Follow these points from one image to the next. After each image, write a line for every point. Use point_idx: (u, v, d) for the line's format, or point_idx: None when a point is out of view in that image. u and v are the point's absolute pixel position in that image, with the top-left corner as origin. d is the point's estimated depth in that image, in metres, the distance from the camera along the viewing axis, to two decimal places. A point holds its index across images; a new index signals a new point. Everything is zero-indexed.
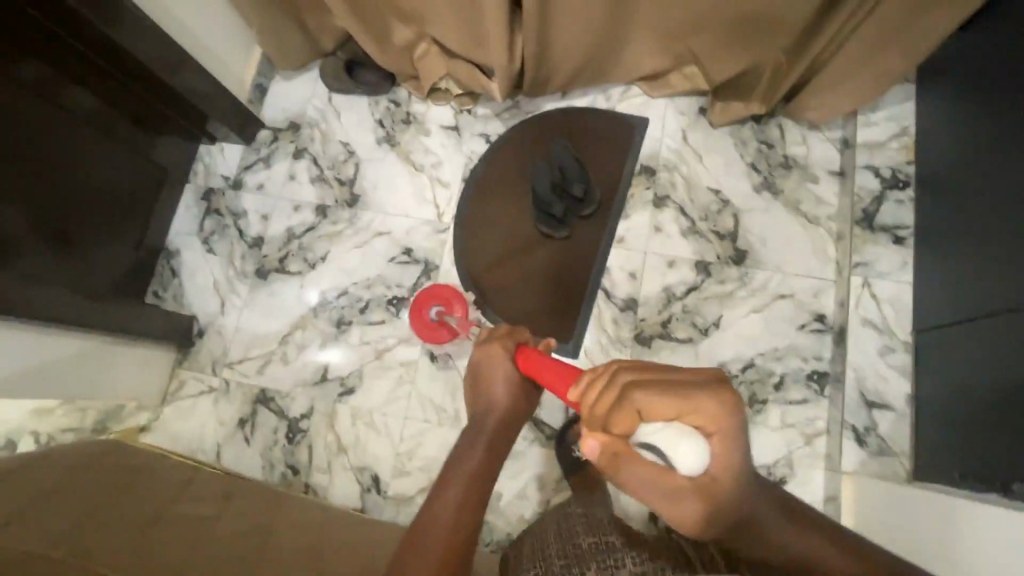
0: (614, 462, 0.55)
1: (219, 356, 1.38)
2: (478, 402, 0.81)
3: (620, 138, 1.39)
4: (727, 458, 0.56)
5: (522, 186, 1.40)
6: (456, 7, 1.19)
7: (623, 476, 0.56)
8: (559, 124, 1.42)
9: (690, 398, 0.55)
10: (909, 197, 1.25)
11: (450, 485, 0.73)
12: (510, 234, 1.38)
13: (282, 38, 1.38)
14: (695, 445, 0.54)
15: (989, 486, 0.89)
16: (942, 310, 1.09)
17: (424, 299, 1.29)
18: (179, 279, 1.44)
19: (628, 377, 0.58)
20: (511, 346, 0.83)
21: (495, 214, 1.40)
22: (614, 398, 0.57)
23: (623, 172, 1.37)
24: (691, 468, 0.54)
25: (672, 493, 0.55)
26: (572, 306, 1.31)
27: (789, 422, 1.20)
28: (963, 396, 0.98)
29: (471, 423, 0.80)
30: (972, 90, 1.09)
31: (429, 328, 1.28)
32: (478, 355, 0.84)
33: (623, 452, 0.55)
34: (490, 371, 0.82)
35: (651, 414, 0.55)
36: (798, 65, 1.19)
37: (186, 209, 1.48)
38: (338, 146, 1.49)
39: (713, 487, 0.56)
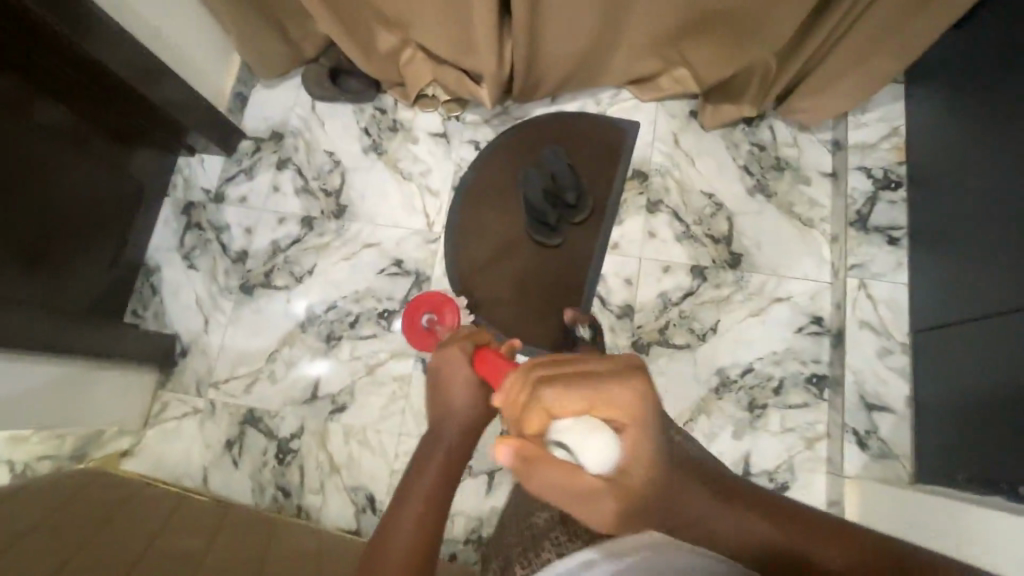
0: (524, 467, 0.45)
1: (204, 376, 1.33)
2: (437, 407, 0.77)
3: (607, 139, 1.35)
4: (643, 450, 0.47)
5: (513, 193, 1.36)
6: (443, 13, 1.16)
7: (533, 484, 0.46)
8: (545, 128, 1.38)
9: (599, 386, 0.47)
10: (901, 198, 1.25)
11: (409, 501, 0.65)
12: (503, 242, 1.34)
13: (263, 46, 1.34)
14: (604, 439, 0.45)
15: (993, 488, 0.89)
16: (938, 310, 1.09)
17: (418, 305, 1.18)
18: (159, 297, 1.38)
19: (542, 372, 0.51)
20: (469, 349, 0.79)
21: (486, 221, 1.36)
22: (525, 396, 0.50)
23: (614, 174, 1.33)
24: (602, 463, 0.45)
25: (584, 497, 0.45)
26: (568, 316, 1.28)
27: (789, 426, 1.19)
28: (964, 398, 0.98)
29: (428, 433, 0.74)
30: (962, 91, 1.10)
31: (420, 335, 1.18)
32: (437, 359, 0.80)
33: (536, 456, 0.45)
34: (447, 375, 0.78)
35: (562, 410, 0.47)
36: (789, 67, 1.19)
37: (165, 224, 1.42)
38: (323, 155, 1.45)
39: (629, 483, 0.47)
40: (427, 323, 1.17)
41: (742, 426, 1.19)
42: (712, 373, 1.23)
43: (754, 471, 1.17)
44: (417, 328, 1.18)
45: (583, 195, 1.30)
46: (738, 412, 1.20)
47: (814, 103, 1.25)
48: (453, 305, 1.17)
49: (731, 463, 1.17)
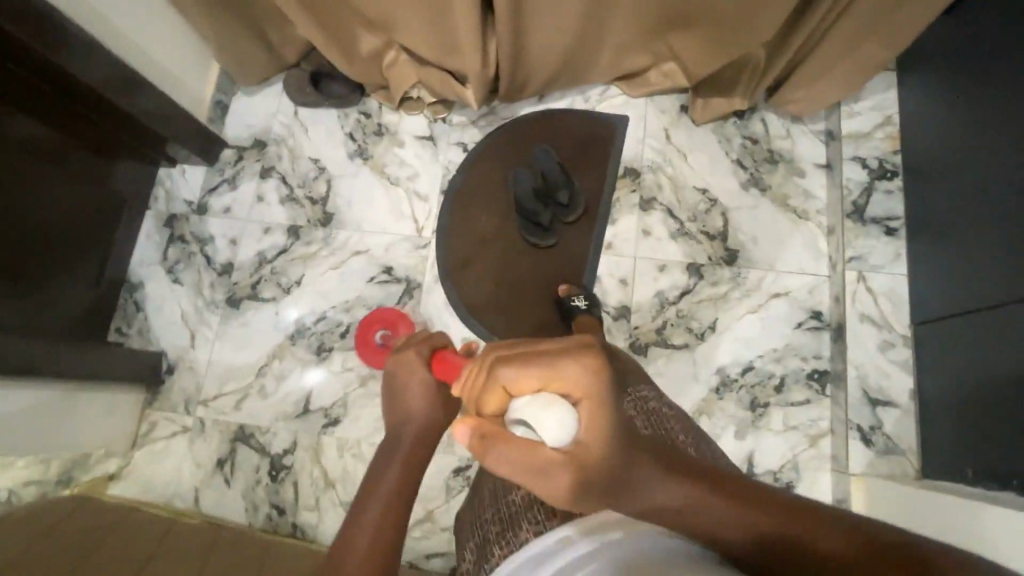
0: (482, 446, 0.44)
1: (192, 394, 1.30)
2: (395, 413, 0.77)
3: (593, 139, 1.35)
4: (600, 424, 0.45)
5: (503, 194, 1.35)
6: (424, 13, 1.12)
7: (490, 464, 0.44)
8: (532, 128, 1.37)
9: (552, 361, 0.45)
10: (897, 187, 1.23)
11: (369, 506, 0.66)
12: (498, 244, 1.33)
13: (241, 53, 1.31)
14: (558, 413, 0.43)
15: (1003, 483, 0.87)
16: (939, 302, 1.07)
17: (372, 323, 1.28)
18: (144, 313, 1.35)
19: (499, 352, 0.49)
20: (424, 354, 0.78)
21: (479, 223, 1.34)
22: (481, 377, 0.48)
23: (604, 174, 1.33)
24: (559, 437, 0.43)
25: (541, 472, 0.44)
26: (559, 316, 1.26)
27: (792, 424, 1.16)
28: (969, 391, 0.96)
29: (387, 439, 0.75)
30: (956, 79, 1.08)
31: (376, 352, 1.26)
32: (394, 364, 0.80)
33: (493, 434, 0.44)
34: (404, 382, 0.78)
35: (518, 388, 0.45)
36: (781, 58, 1.16)
37: (148, 238, 1.39)
38: (308, 162, 1.42)
39: (584, 455, 0.44)
40: (381, 339, 1.26)
41: (744, 425, 1.17)
42: (712, 372, 1.20)
43: (758, 471, 1.15)
44: (371, 344, 1.26)
45: (575, 194, 1.30)
46: (739, 412, 1.18)
47: (806, 94, 1.23)
48: (406, 321, 1.28)
49: (735, 463, 1.15)
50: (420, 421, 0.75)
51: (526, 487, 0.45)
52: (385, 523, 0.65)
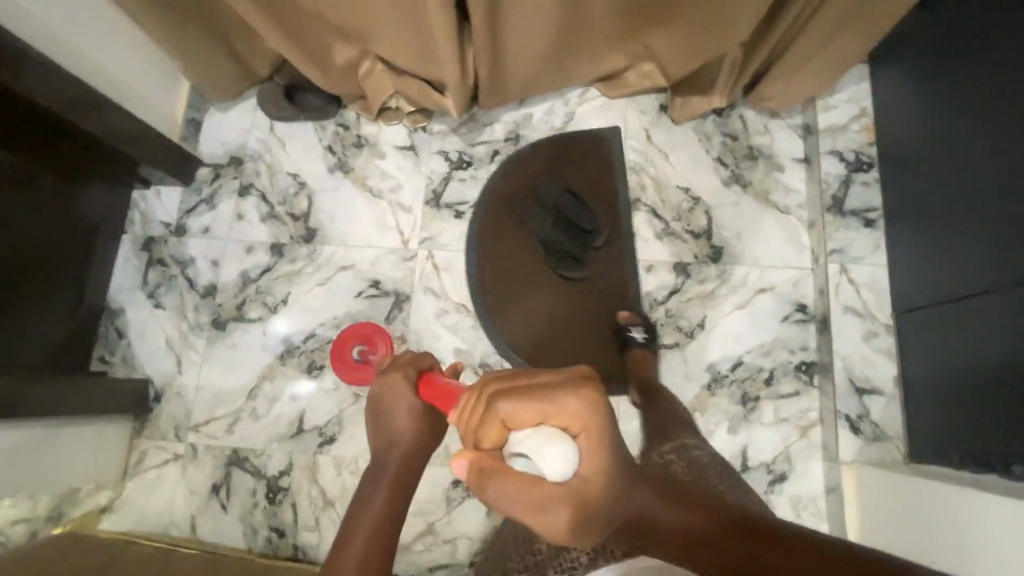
0: (481, 478, 0.43)
1: (182, 421, 1.28)
2: (381, 434, 0.78)
3: (597, 159, 1.34)
4: (602, 458, 0.45)
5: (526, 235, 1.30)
6: (398, 24, 1.11)
7: (488, 498, 0.44)
8: (540, 154, 1.35)
9: (552, 395, 0.46)
10: (874, 178, 1.26)
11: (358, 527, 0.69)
12: (526, 279, 1.28)
13: (211, 69, 1.27)
14: (560, 447, 0.44)
15: (986, 465, 0.91)
16: (919, 291, 1.10)
17: (346, 339, 1.21)
18: (126, 341, 1.32)
19: (495, 384, 0.48)
20: (412, 376, 0.78)
21: (505, 259, 1.29)
22: (478, 411, 0.47)
23: (613, 195, 1.31)
24: (562, 471, 0.44)
25: (543, 507, 0.43)
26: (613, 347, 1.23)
27: (783, 417, 1.19)
28: (950, 377, 0.99)
29: (375, 462, 0.76)
30: (927, 71, 1.11)
31: (352, 369, 1.20)
32: (379, 386, 0.80)
33: (494, 467, 0.44)
34: (390, 403, 0.78)
35: (517, 421, 0.45)
36: (756, 56, 1.18)
37: (125, 262, 1.35)
38: (287, 178, 1.39)
39: (586, 490, 0.44)
40: (359, 355, 1.20)
41: (736, 420, 1.19)
42: (703, 369, 1.22)
43: (752, 464, 1.17)
44: (347, 360, 1.21)
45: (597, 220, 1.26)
46: (732, 407, 1.20)
47: (782, 90, 1.25)
48: (383, 336, 1.22)
49: (730, 458, 1.17)
50: (405, 443, 0.76)
51: (525, 524, 0.44)
52: (377, 537, 0.68)
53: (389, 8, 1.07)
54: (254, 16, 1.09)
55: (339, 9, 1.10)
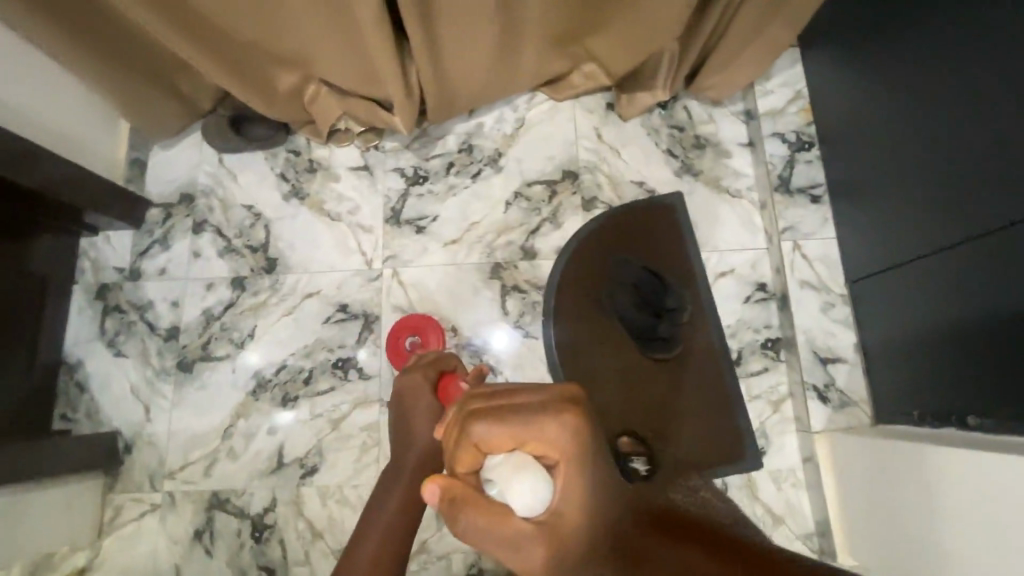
0: (450, 508, 0.46)
1: (156, 469, 1.24)
2: (403, 435, 0.83)
3: (670, 233, 1.29)
4: (578, 490, 0.45)
5: (604, 316, 1.21)
6: (336, 46, 1.10)
7: (459, 531, 0.45)
8: (609, 235, 1.27)
9: (531, 424, 0.47)
10: (816, 156, 1.31)
11: (377, 522, 0.72)
12: (618, 369, 1.19)
13: (148, 107, 1.24)
14: (530, 475, 0.45)
15: (947, 421, 0.95)
16: (866, 259, 1.15)
17: (400, 330, 1.24)
18: (89, 395, 1.27)
19: (476, 404, 0.51)
20: (433, 377, 0.83)
21: (591, 350, 1.20)
22: (455, 436, 0.49)
23: (691, 268, 1.28)
24: (532, 503, 0.45)
25: (514, 545, 0.44)
26: (727, 413, 1.20)
27: (755, 394, 1.23)
28: (906, 340, 1.03)
29: (393, 460, 0.81)
30: (850, 51, 1.16)
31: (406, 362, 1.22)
32: (402, 384, 0.84)
33: (463, 497, 0.46)
34: (412, 402, 0.83)
35: (491, 445, 0.47)
36: (693, 48, 1.21)
37: (79, 313, 1.31)
38: (241, 210, 1.37)
39: (560, 524, 0.44)
40: (409, 347, 1.23)
41: None
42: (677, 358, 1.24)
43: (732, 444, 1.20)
44: (402, 354, 1.23)
45: (681, 308, 1.21)
46: None
47: (720, 78, 1.29)
48: (433, 329, 1.23)
49: None
50: (427, 444, 0.79)
51: (498, 560, 0.45)
52: (388, 536, 0.71)
53: (325, 31, 1.07)
54: (186, 48, 1.07)
55: (274, 36, 1.09)
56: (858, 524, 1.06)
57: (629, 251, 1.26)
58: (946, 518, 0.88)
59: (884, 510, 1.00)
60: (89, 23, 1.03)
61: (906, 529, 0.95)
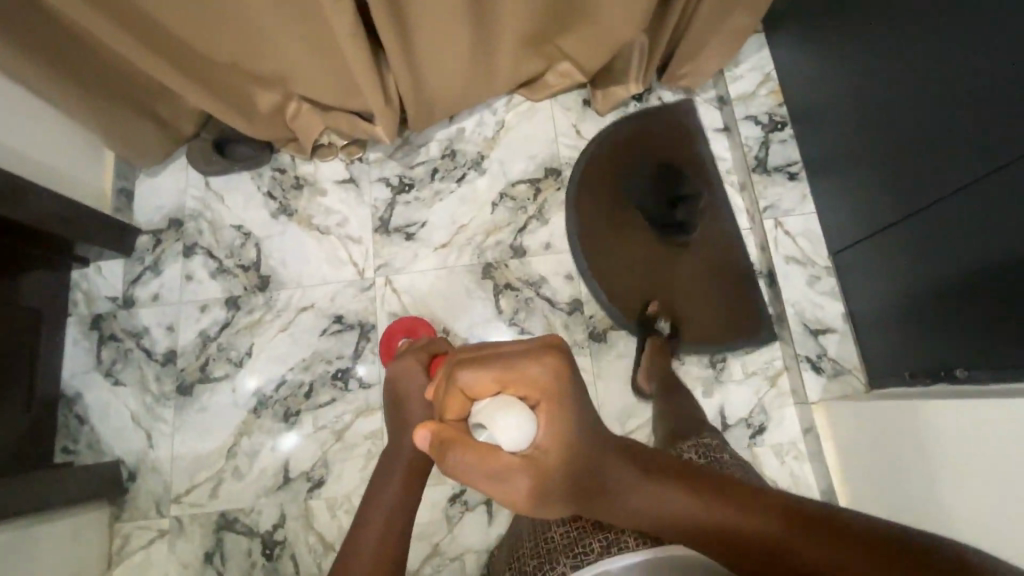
0: (440, 450, 0.46)
1: (162, 495, 1.23)
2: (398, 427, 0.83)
3: (682, 136, 1.40)
4: (563, 430, 0.47)
5: (625, 212, 1.35)
6: (314, 61, 1.13)
7: (448, 469, 0.46)
8: (622, 144, 1.39)
9: (517, 366, 0.46)
10: (789, 136, 1.34)
11: (375, 512, 0.69)
12: (638, 257, 1.33)
13: (132, 135, 1.26)
14: (518, 415, 0.46)
15: (937, 376, 0.97)
16: (846, 231, 1.18)
17: (396, 330, 1.25)
18: (89, 425, 1.27)
19: (463, 352, 0.52)
20: (424, 359, 0.85)
21: (613, 244, 1.33)
22: (443, 383, 0.49)
23: (704, 164, 1.38)
24: (517, 440, 0.45)
25: (499, 477, 0.46)
26: (742, 301, 1.29)
27: (750, 371, 1.24)
28: (892, 302, 1.06)
29: (388, 452, 0.79)
30: (813, 32, 1.20)
31: None
32: (395, 372, 0.86)
33: (452, 439, 0.46)
34: (406, 388, 0.84)
35: (477, 390, 0.47)
36: (661, 39, 1.24)
37: (75, 345, 1.31)
38: (231, 231, 1.38)
39: (541, 460, 0.46)
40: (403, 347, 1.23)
41: (709, 383, 1.23)
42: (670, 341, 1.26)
43: (732, 422, 1.21)
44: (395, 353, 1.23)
45: (694, 196, 1.35)
46: (702, 371, 1.24)
47: (691, 67, 1.32)
48: (425, 326, 1.25)
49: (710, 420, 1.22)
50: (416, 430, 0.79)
51: (485, 494, 0.46)
52: (390, 522, 0.67)
53: (301, 47, 1.09)
54: (166, 73, 1.09)
55: (252, 56, 1.11)
56: (861, 489, 1.08)
57: (645, 153, 1.38)
58: (946, 472, 0.89)
59: (886, 470, 1.02)
60: (69, 56, 1.05)
61: (909, 489, 0.96)
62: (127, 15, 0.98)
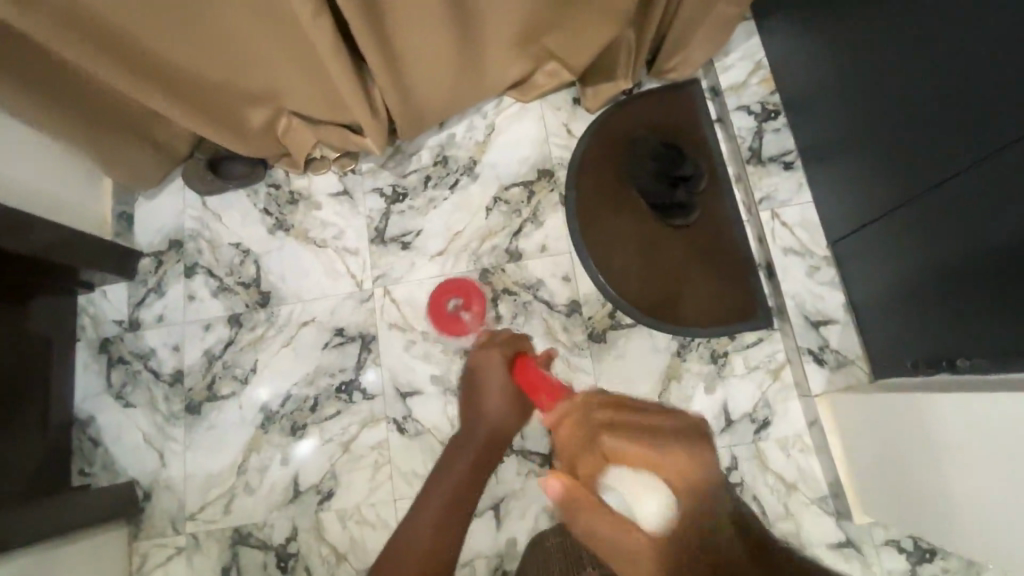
0: (572, 499, 0.63)
1: (177, 513, 1.26)
2: (474, 413, 1.03)
3: (687, 115, 1.38)
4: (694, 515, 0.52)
5: (627, 192, 1.34)
6: (301, 76, 1.13)
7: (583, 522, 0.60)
8: (625, 123, 1.38)
9: (653, 443, 0.59)
10: (783, 124, 1.32)
11: (441, 488, 0.84)
12: (637, 238, 1.32)
13: (129, 162, 1.28)
14: (655, 494, 0.54)
15: (938, 365, 0.96)
16: (845, 219, 1.16)
17: (446, 289, 1.31)
18: (102, 447, 1.30)
19: (602, 416, 0.67)
20: (508, 357, 1.02)
21: (609, 224, 1.33)
22: (586, 444, 0.66)
23: (707, 143, 1.36)
24: (655, 521, 0.53)
25: (632, 552, 0.53)
26: (744, 286, 1.28)
27: (753, 365, 1.23)
28: (892, 291, 1.05)
29: (462, 433, 0.99)
30: (801, 18, 1.18)
31: (445, 318, 1.29)
32: (481, 364, 1.05)
33: (582, 500, 0.62)
34: (489, 379, 1.03)
35: (615, 456, 0.61)
36: (648, 34, 1.23)
37: (85, 370, 1.34)
38: (230, 249, 1.40)
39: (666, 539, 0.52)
40: (453, 307, 1.30)
41: (712, 379, 1.23)
42: (670, 339, 1.25)
43: (735, 417, 1.21)
44: (442, 310, 1.30)
45: (696, 176, 1.31)
46: (704, 366, 1.24)
47: (680, 60, 1.31)
48: (479, 297, 1.31)
49: (714, 417, 1.21)
50: (490, 419, 1.00)
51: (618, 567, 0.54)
52: (455, 498, 0.83)
53: (288, 64, 1.10)
54: (159, 100, 1.11)
55: (240, 77, 1.12)
56: (869, 482, 1.07)
57: (649, 132, 1.36)
58: (943, 464, 0.88)
59: (890, 462, 1.01)
60: (61, 89, 1.07)
61: (912, 481, 0.96)
62: (111, 46, 0.98)
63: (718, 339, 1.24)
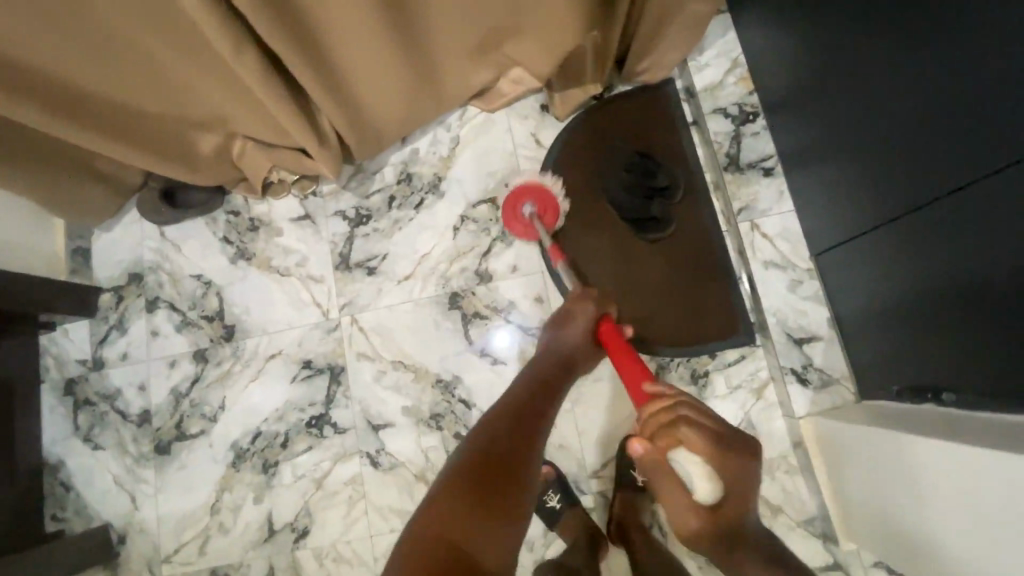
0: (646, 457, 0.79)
1: (152, 555, 1.24)
2: (556, 339, 0.99)
3: (663, 119, 1.30)
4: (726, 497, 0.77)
5: (602, 205, 1.27)
6: (242, 104, 1.06)
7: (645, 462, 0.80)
8: (599, 129, 1.30)
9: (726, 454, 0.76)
10: (762, 127, 1.26)
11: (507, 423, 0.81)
12: (613, 254, 1.26)
13: (78, 201, 1.22)
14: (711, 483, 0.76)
15: (924, 395, 0.92)
16: (828, 231, 1.10)
17: (524, 192, 1.23)
18: (75, 492, 1.28)
19: (688, 412, 0.78)
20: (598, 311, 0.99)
21: (584, 239, 1.26)
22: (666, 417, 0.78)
23: (684, 150, 1.29)
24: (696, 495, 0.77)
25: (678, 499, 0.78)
26: (725, 301, 1.22)
27: (735, 384, 1.18)
28: (877, 311, 1.00)
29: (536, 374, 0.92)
30: (776, 15, 1.09)
31: (517, 221, 1.23)
32: (572, 306, 1.00)
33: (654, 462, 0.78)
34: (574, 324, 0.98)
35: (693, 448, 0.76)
36: (613, 38, 1.14)
37: (51, 413, 1.31)
38: (191, 281, 1.35)
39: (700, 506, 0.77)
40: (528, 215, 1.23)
41: None
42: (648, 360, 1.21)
43: None
44: (517, 216, 1.23)
45: (671, 187, 1.25)
46: (684, 387, 1.19)
47: (651, 62, 1.23)
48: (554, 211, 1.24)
49: None
50: (568, 353, 0.96)
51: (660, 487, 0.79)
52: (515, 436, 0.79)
53: (226, 93, 1.03)
54: (104, 144, 1.05)
55: (183, 109, 1.06)
56: (856, 510, 1.03)
57: (624, 139, 1.29)
58: (926, 503, 0.84)
59: (874, 492, 0.97)
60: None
61: (896, 514, 0.92)
62: (34, 90, 0.91)
63: (697, 359, 1.20)
